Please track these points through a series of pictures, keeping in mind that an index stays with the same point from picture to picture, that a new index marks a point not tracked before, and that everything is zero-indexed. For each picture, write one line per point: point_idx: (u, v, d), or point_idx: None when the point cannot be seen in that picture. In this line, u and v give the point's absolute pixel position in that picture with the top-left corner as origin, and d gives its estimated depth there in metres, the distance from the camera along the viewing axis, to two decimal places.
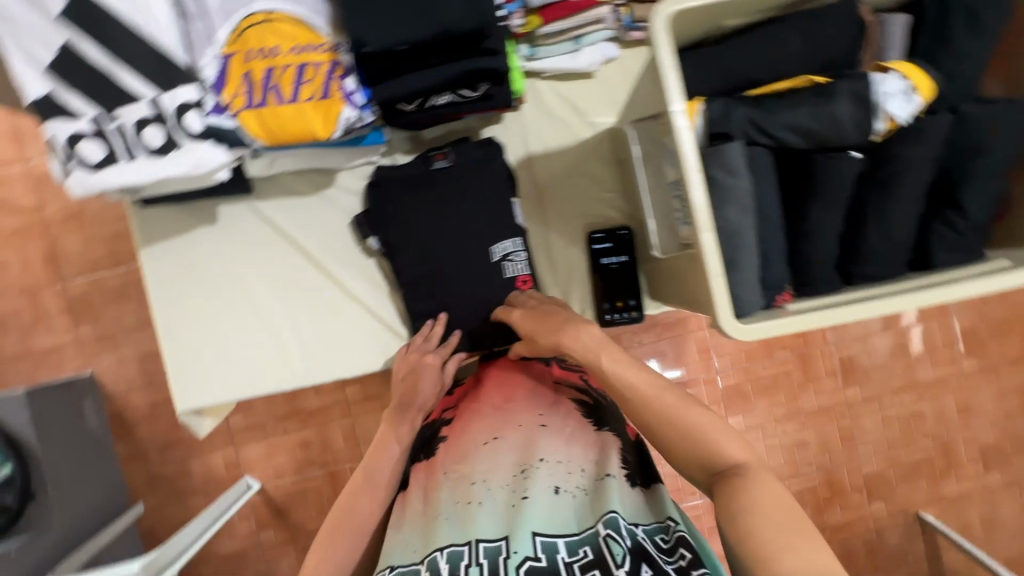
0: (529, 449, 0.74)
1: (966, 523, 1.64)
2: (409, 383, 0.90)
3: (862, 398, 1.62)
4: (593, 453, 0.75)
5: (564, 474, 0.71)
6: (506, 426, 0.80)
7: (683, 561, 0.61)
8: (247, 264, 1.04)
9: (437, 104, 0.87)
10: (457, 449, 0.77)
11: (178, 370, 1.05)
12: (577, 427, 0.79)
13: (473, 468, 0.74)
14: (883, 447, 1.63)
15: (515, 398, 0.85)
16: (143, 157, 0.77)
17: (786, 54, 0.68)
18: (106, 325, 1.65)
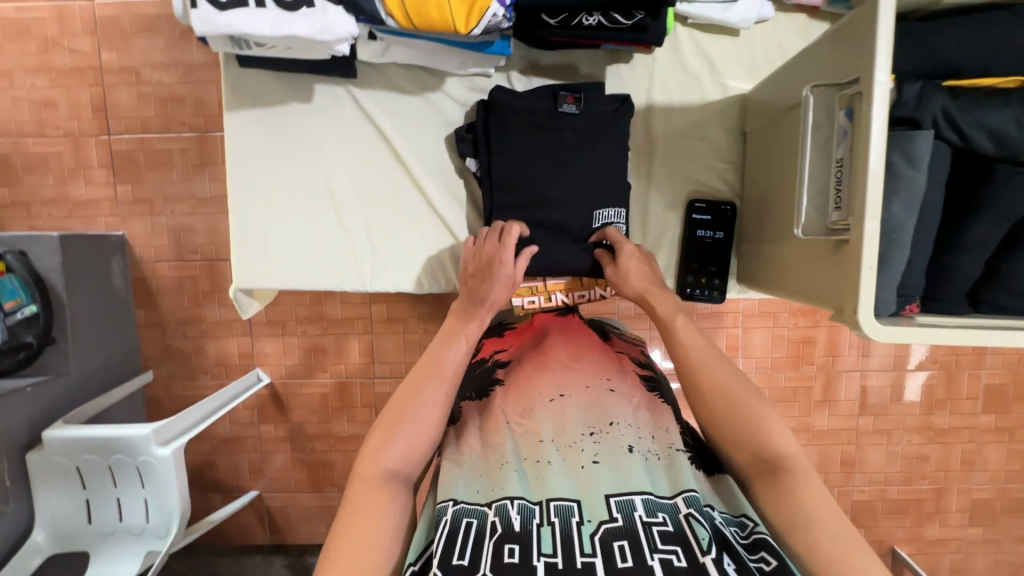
0: (601, 414, 0.73)
1: (935, 566, 1.65)
2: (480, 277, 0.86)
3: (872, 429, 1.59)
4: (662, 427, 0.72)
5: (635, 435, 0.70)
6: (575, 384, 0.78)
7: (766, 565, 0.56)
8: (332, 152, 0.98)
9: (583, 24, 0.81)
10: (521, 405, 0.76)
11: (241, 246, 1.01)
12: (645, 401, 0.77)
13: (541, 426, 0.72)
14: (879, 479, 1.62)
15: (581, 359, 0.84)
16: (272, 6, 0.71)
17: (1003, 47, 0.61)
18: (144, 188, 1.57)
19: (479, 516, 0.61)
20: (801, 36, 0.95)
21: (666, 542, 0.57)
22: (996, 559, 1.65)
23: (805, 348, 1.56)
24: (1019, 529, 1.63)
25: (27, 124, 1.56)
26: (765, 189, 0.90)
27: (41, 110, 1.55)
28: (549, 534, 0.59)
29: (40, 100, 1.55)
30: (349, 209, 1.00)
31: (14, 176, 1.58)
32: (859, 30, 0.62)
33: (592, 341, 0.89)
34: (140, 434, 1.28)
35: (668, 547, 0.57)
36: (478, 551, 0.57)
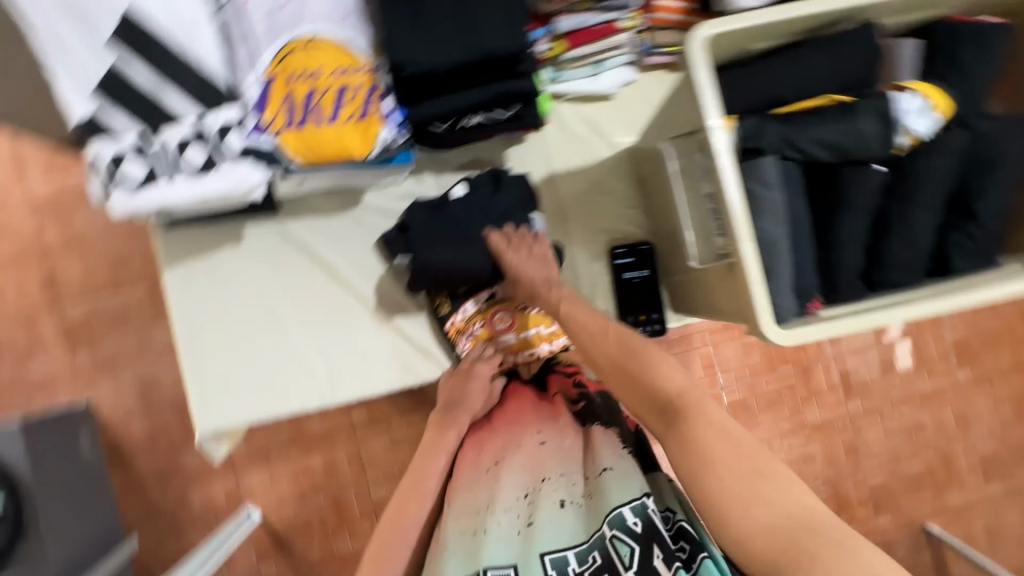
0: (532, 472, 0.73)
1: (969, 532, 1.62)
2: (455, 387, 0.93)
3: (864, 411, 1.61)
4: (592, 460, 0.74)
5: (566, 486, 0.71)
6: (509, 445, 0.79)
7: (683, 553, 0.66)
8: (271, 284, 1.03)
9: (467, 124, 0.90)
10: (462, 482, 0.77)
11: (199, 392, 1.02)
12: (576, 439, 0.79)
13: (482, 503, 0.72)
14: (887, 459, 1.62)
15: (519, 419, 0.84)
16: (183, 176, 0.77)
17: (812, 75, 0.73)
18: (102, 352, 1.58)
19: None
20: (662, 84, 1.07)
21: None
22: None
23: (777, 350, 1.59)
24: None
25: None
26: (669, 224, 0.98)
27: None
28: None
29: None
30: (298, 333, 1.04)
31: None
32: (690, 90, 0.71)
33: (526, 400, 0.91)
34: None
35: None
36: None
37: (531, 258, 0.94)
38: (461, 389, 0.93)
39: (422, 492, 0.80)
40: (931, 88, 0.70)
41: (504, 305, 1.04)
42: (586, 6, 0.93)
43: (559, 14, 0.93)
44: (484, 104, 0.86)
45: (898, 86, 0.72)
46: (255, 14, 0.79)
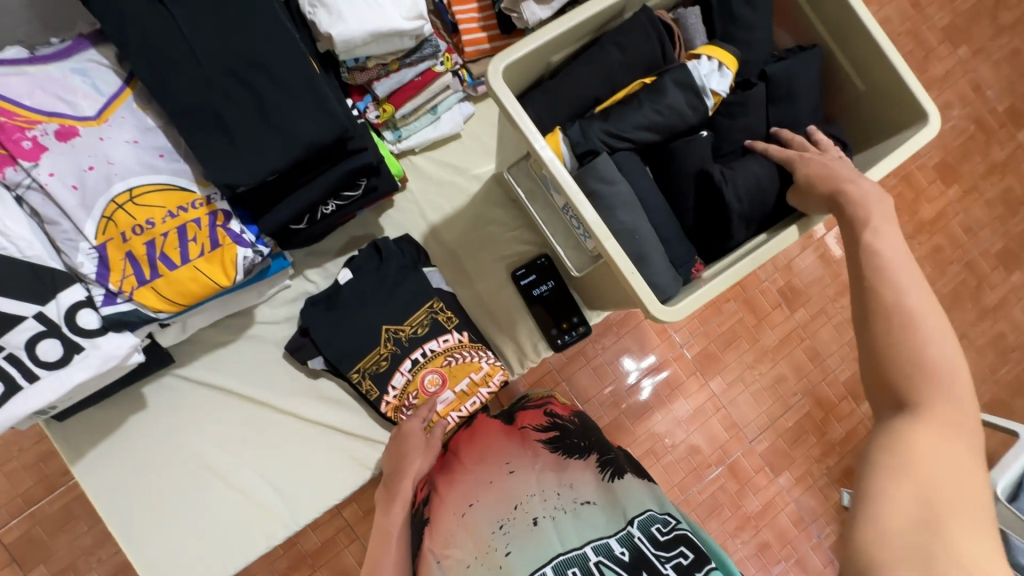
0: (505, 502, 0.72)
1: None
2: (397, 456, 0.91)
3: (811, 316, 1.51)
4: (567, 482, 0.73)
5: (540, 501, 0.71)
6: (479, 485, 0.75)
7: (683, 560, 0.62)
8: (194, 434, 0.99)
9: (326, 212, 0.91)
10: (436, 532, 0.71)
11: (155, 573, 0.95)
12: (548, 461, 0.76)
13: (461, 546, 0.68)
14: (847, 352, 1.53)
15: (484, 449, 0.81)
16: (44, 372, 0.75)
17: (612, 68, 0.78)
18: (57, 561, 1.34)
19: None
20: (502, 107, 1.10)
21: None
22: (973, 348, 1.57)
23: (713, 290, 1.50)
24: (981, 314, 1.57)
25: None
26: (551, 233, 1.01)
27: None
28: None
29: None
30: (239, 471, 0.99)
31: None
32: None
33: (495, 429, 0.85)
34: None
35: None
36: None
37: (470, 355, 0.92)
38: (401, 452, 0.91)
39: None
40: (713, 48, 0.76)
41: (435, 367, 0.98)
42: (395, 66, 0.94)
43: (374, 82, 0.94)
44: (332, 190, 0.86)
45: (690, 55, 0.77)
46: (60, 188, 0.74)
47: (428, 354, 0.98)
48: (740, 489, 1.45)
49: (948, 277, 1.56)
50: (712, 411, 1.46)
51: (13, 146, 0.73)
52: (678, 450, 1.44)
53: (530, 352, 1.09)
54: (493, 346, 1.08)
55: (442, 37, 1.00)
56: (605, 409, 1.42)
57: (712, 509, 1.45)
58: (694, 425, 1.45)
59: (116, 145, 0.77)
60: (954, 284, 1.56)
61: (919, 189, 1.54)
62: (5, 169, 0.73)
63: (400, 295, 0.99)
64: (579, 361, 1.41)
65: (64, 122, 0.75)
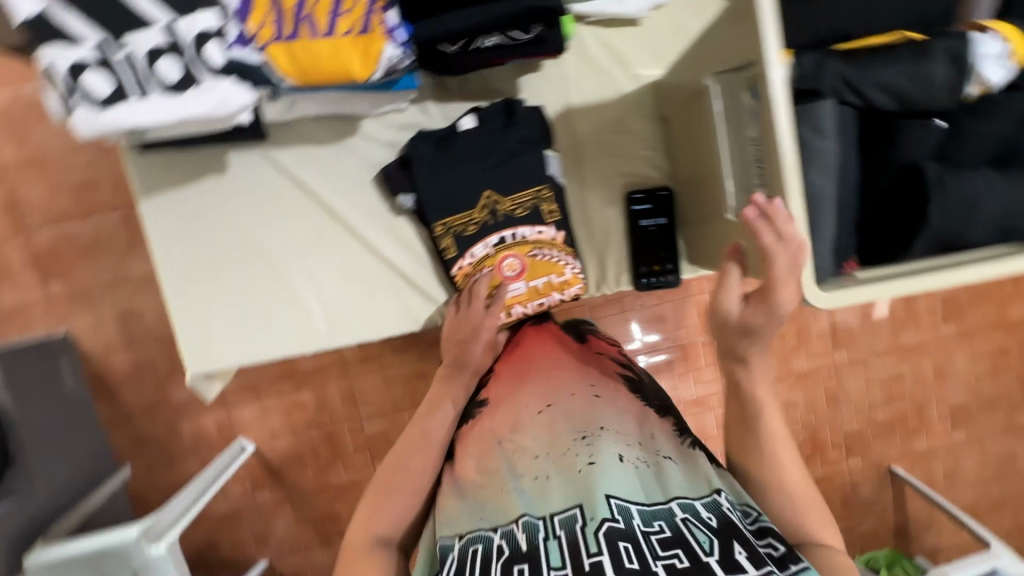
0: (590, 419, 0.65)
1: (930, 475, 1.58)
2: (459, 342, 0.80)
3: (848, 360, 1.52)
4: (650, 430, 0.66)
5: (626, 442, 0.63)
6: (558, 393, 0.70)
7: (774, 551, 0.55)
8: (261, 218, 0.95)
9: (482, 45, 0.80)
10: (506, 419, 0.68)
11: (188, 331, 0.97)
12: (633, 405, 0.70)
13: (532, 440, 0.64)
14: (864, 408, 1.55)
15: (561, 366, 0.76)
16: (157, 92, 0.68)
17: (880, 8, 0.66)
18: (76, 282, 1.38)
19: (484, 539, 0.57)
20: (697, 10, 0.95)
21: (666, 548, 0.53)
22: (982, 458, 1.59)
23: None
24: (1000, 425, 1.59)
25: None
26: (693, 170, 0.92)
27: None
28: (555, 547, 0.54)
29: None
30: (292, 272, 0.97)
31: None
32: (743, 15, 0.64)
33: (571, 352, 0.81)
34: (126, 537, 1.12)
35: (670, 551, 0.53)
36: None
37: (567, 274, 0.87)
38: (466, 340, 0.80)
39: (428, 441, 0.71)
40: (1007, 27, 0.63)
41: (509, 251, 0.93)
42: None
43: None
44: (501, 24, 0.75)
45: (975, 26, 0.64)
46: None
47: (517, 238, 0.93)
48: None
49: (998, 383, 1.58)
50: (717, 406, 1.46)
51: None
52: None
53: (609, 279, 1.04)
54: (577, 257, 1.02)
55: None
56: None
57: None
58: (694, 412, 1.45)
59: None
60: (1000, 390, 1.58)
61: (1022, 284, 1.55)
62: None
63: (512, 168, 0.93)
64: (614, 309, 1.41)
65: None
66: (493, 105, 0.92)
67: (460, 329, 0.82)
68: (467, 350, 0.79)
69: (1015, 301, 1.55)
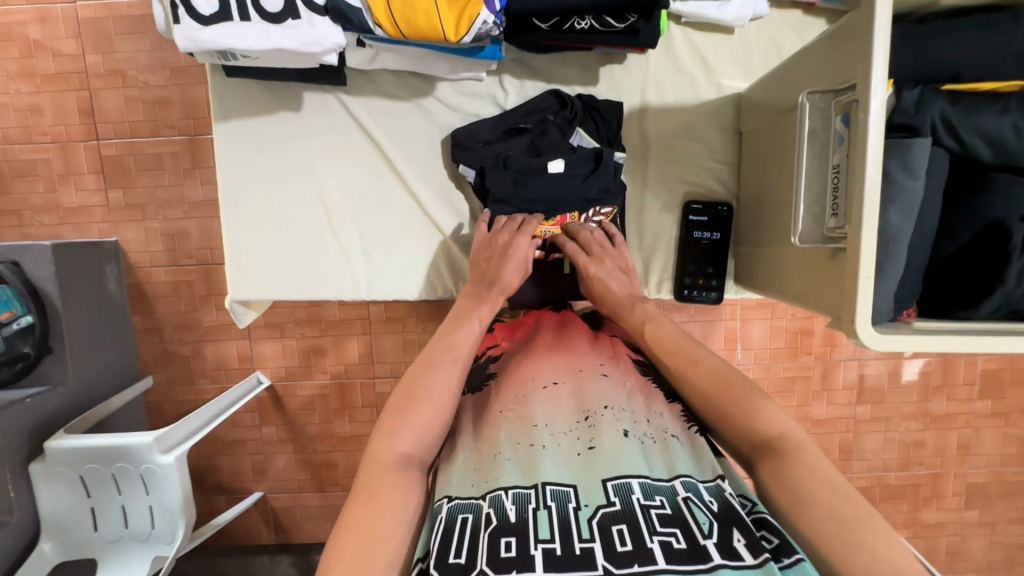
0: (593, 398, 0.66)
1: (931, 548, 1.53)
2: (496, 261, 0.83)
3: (872, 417, 1.48)
4: (657, 411, 0.66)
5: (630, 420, 0.64)
6: (567, 371, 0.72)
7: (767, 543, 0.52)
8: (323, 162, 0.97)
9: (575, 27, 0.79)
10: (514, 390, 0.69)
11: (235, 257, 1.00)
12: (640, 385, 0.70)
13: (534, 411, 0.65)
14: (878, 466, 1.50)
15: (575, 346, 0.77)
16: (257, 19, 0.70)
17: (999, 52, 0.63)
18: (134, 194, 1.44)
19: (474, 509, 0.55)
20: (793, 27, 0.93)
21: (665, 524, 0.52)
22: (991, 542, 1.53)
23: (804, 339, 1.44)
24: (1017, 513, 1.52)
25: (13, 130, 1.41)
26: (760, 187, 0.89)
27: (26, 117, 1.41)
28: (545, 518, 0.53)
29: (26, 106, 1.41)
30: (343, 219, 0.99)
31: (1, 184, 1.43)
32: (852, 35, 0.61)
33: (585, 334, 0.81)
34: (140, 441, 1.17)
35: (668, 529, 0.51)
36: (474, 543, 0.51)
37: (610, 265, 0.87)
38: (495, 257, 0.83)
39: (454, 357, 0.70)
40: None
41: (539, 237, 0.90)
42: None
43: None
44: (599, 8, 0.75)
45: None
46: None
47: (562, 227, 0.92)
48: None
49: None
50: None
51: None
52: None
53: (651, 285, 1.01)
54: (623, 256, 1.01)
55: None
56: None
57: None
58: None
59: None
60: None
61: None
62: None
63: (582, 157, 0.91)
64: None
65: None
66: (573, 102, 0.93)
67: (488, 250, 0.85)
68: (493, 266, 0.83)
69: None
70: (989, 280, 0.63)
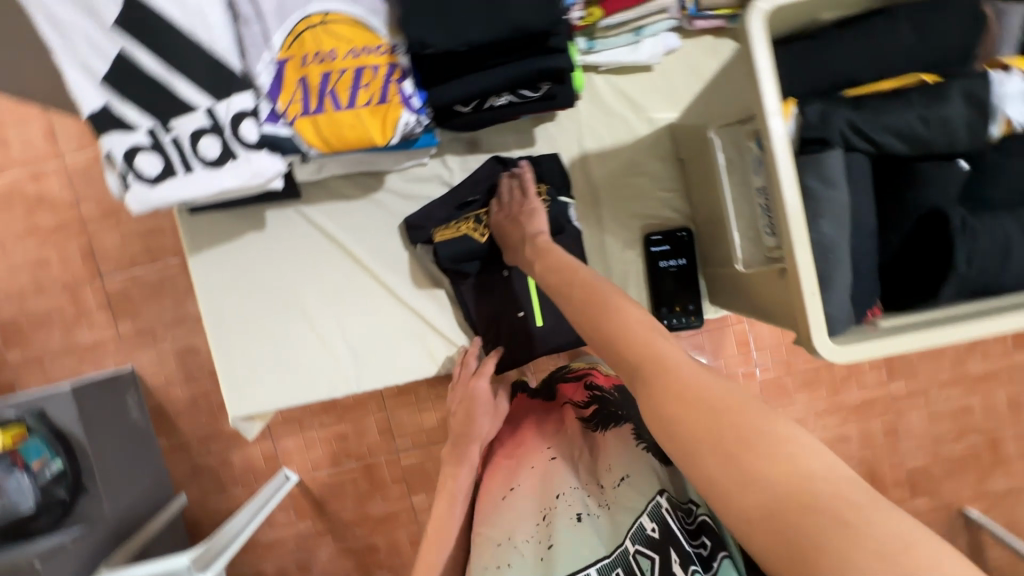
0: (546, 492, 0.70)
1: (1008, 518, 1.45)
2: (462, 417, 0.87)
3: (908, 393, 1.42)
4: (604, 468, 0.71)
5: (581, 499, 0.67)
6: (522, 470, 0.76)
7: (704, 550, 0.62)
8: (295, 271, 1.02)
9: (494, 104, 0.83)
10: (481, 514, 0.72)
11: (230, 376, 1.04)
12: (586, 450, 0.76)
13: (496, 528, 0.68)
14: (928, 443, 1.44)
15: (526, 440, 0.82)
16: (199, 168, 0.75)
17: (889, 49, 0.64)
18: (142, 321, 1.51)
19: None
20: (707, 51, 0.96)
21: None
22: None
23: None
24: None
25: (24, 286, 1.51)
26: (710, 209, 0.91)
27: (35, 271, 1.51)
28: None
29: (33, 262, 1.50)
30: (323, 319, 1.03)
31: (21, 337, 1.52)
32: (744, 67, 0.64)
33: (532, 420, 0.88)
34: (178, 564, 1.15)
35: None
36: None
37: (519, 215, 0.88)
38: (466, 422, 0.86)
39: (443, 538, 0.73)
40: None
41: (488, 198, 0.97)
42: None
43: None
44: (512, 83, 0.78)
45: (993, 63, 0.62)
46: None
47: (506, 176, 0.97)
48: None
49: None
50: None
51: None
52: None
53: None
54: None
55: None
56: None
57: None
58: None
59: None
60: None
61: None
62: None
63: None
64: None
65: None
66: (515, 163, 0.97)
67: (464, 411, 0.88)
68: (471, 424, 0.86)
69: None
70: (943, 267, 0.63)
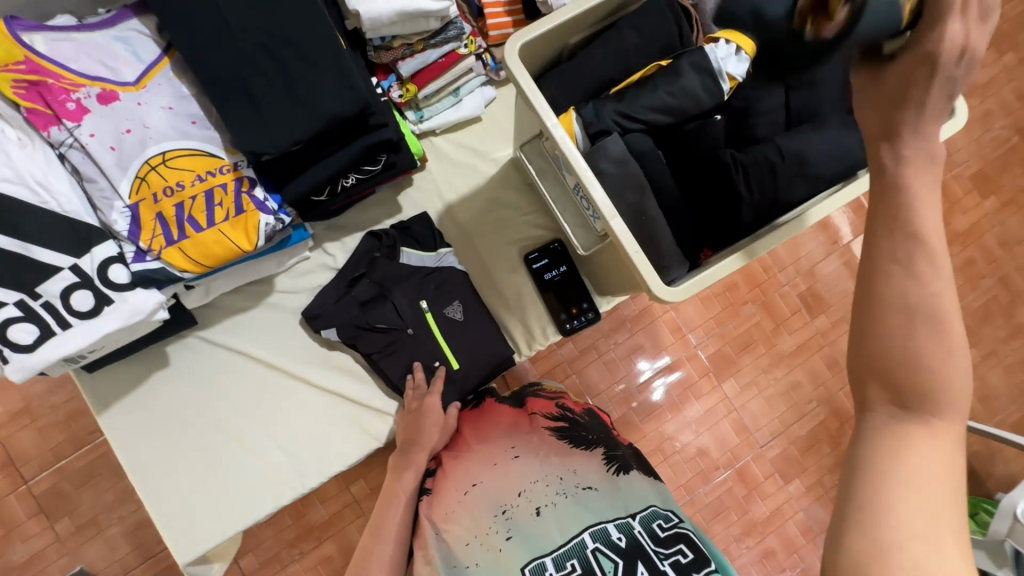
0: (508, 487, 0.78)
1: None
2: (410, 426, 0.95)
3: (832, 324, 1.51)
4: (569, 469, 0.79)
5: (542, 490, 0.76)
6: (484, 465, 0.82)
7: (683, 557, 0.66)
8: (211, 395, 1.03)
9: (346, 185, 0.93)
10: (442, 508, 0.80)
11: (170, 525, 0.99)
12: (553, 451, 0.81)
13: (462, 526, 0.76)
14: None
15: (490, 436, 0.88)
16: (76, 322, 0.79)
17: (628, 54, 0.81)
18: (82, 513, 1.40)
19: None
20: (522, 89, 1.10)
21: None
22: (1006, 367, 1.54)
23: (732, 294, 1.48)
24: (1005, 331, 1.54)
25: None
26: None
27: None
28: None
29: None
30: (250, 433, 1.03)
31: None
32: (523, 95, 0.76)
33: (503, 415, 0.93)
34: None
35: None
36: None
37: None
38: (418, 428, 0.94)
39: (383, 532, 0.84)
40: (730, 31, 0.74)
41: None
42: (420, 46, 0.97)
43: (398, 62, 0.97)
44: (353, 163, 0.88)
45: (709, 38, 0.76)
46: (98, 149, 0.79)
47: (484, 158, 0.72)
48: (749, 492, 1.45)
49: (982, 291, 1.54)
50: (723, 414, 1.47)
51: (58, 107, 0.77)
52: (686, 452, 1.44)
53: (538, 335, 1.10)
54: (501, 326, 1.10)
55: (469, 19, 1.01)
56: (614, 404, 1.44)
57: (719, 512, 1.45)
58: (704, 426, 1.46)
59: (152, 111, 0.81)
60: (989, 297, 1.55)
61: (955, 199, 1.53)
62: (50, 128, 0.78)
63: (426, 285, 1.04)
64: (588, 356, 1.44)
65: (106, 86, 0.80)
66: (386, 232, 1.04)
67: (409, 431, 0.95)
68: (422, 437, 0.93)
69: (956, 213, 1.55)
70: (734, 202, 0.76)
